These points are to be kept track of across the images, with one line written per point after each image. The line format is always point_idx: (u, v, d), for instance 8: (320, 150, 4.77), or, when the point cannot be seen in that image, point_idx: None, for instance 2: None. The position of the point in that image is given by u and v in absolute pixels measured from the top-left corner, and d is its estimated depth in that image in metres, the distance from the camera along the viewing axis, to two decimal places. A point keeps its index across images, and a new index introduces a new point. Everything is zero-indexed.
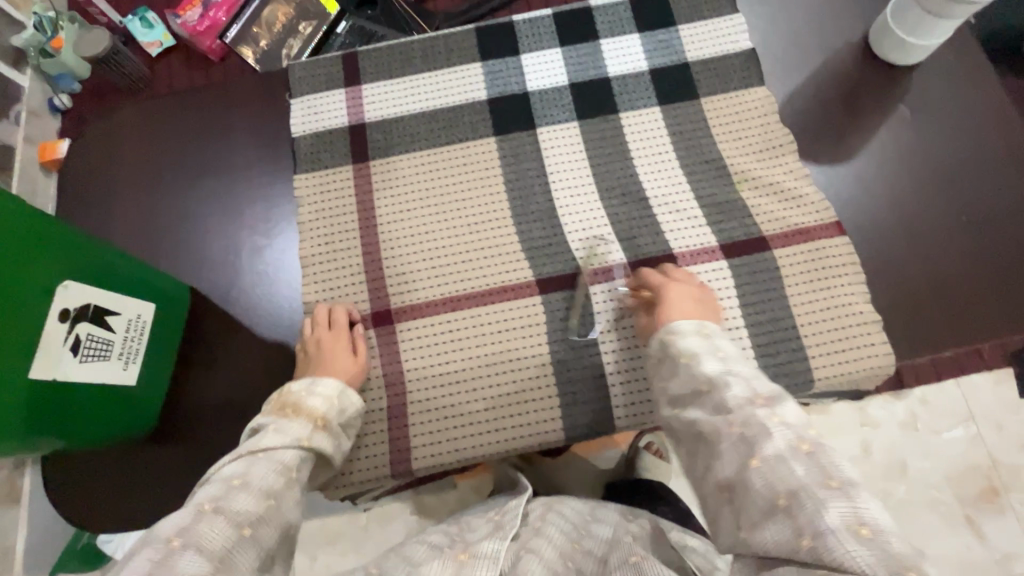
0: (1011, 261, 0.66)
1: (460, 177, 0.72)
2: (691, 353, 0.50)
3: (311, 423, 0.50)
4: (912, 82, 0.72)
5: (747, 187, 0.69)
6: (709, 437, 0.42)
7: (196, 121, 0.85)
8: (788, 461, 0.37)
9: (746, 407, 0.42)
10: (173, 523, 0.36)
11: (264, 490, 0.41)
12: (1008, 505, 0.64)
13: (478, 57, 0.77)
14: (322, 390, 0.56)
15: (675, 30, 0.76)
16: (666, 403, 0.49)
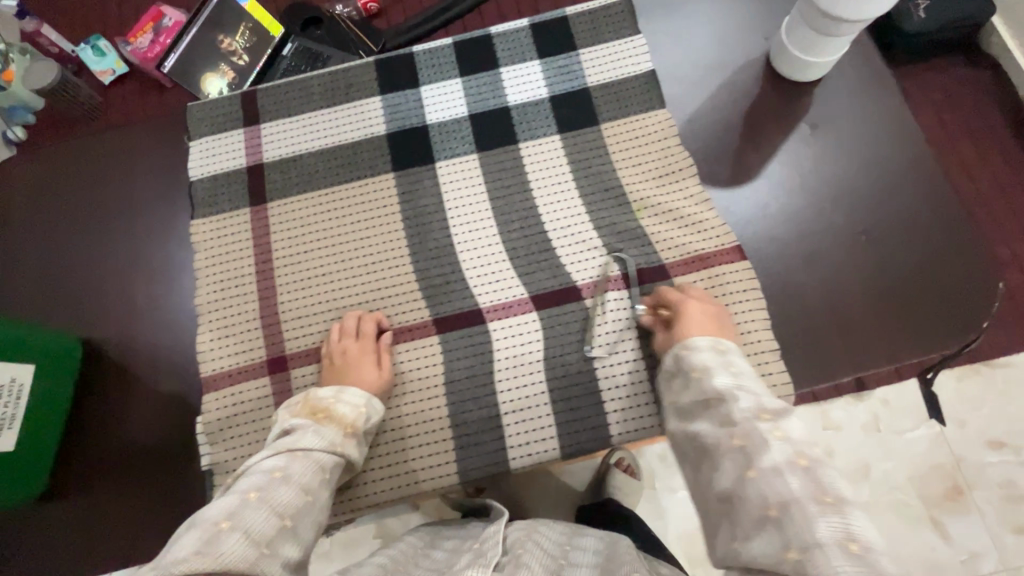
0: (908, 281, 0.64)
1: (359, 217, 0.70)
2: (703, 370, 0.50)
3: (342, 431, 0.54)
4: (813, 98, 0.71)
5: (646, 214, 0.68)
6: (712, 449, 0.44)
7: (96, 155, 0.78)
8: (782, 475, 0.39)
9: (749, 420, 0.43)
10: (219, 508, 0.40)
11: (303, 486, 0.46)
12: (976, 505, 0.75)
13: (378, 91, 0.76)
14: (348, 398, 0.57)
15: (576, 55, 0.75)
16: (675, 415, 0.51)
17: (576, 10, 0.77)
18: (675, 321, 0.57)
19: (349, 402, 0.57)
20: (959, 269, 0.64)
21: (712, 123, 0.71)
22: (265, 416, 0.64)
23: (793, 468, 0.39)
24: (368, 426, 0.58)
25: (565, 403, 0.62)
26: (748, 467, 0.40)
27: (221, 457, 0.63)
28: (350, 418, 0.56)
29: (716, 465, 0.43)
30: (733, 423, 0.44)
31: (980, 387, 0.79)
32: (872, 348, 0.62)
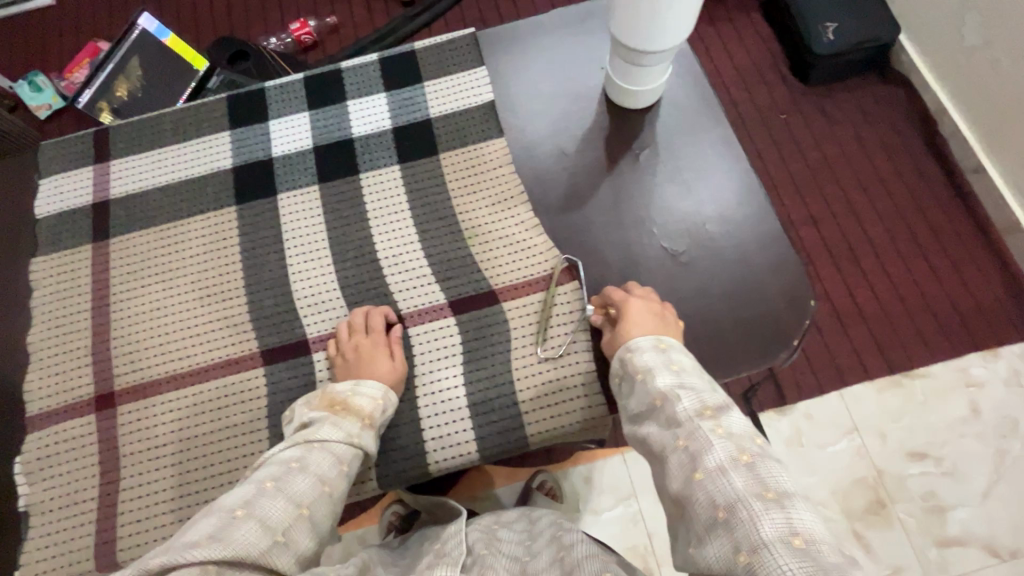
0: (724, 309, 0.64)
1: (199, 249, 0.71)
2: (645, 371, 0.53)
3: (360, 422, 0.56)
4: (644, 124, 0.73)
5: (476, 242, 0.70)
6: (659, 454, 0.47)
7: None
8: (727, 475, 0.42)
9: (693, 420, 0.47)
10: (239, 497, 0.46)
11: (320, 475, 0.50)
12: (892, 515, 0.94)
13: (228, 126, 0.77)
14: (366, 390, 0.58)
15: (421, 87, 0.77)
16: (627, 420, 0.53)
17: (424, 45, 0.80)
18: (620, 320, 0.59)
19: (369, 394, 0.59)
20: (779, 300, 0.64)
21: (549, 150, 0.73)
22: (86, 454, 0.63)
23: (738, 467, 0.42)
24: (383, 420, 0.59)
25: (386, 433, 0.63)
26: (695, 470, 0.43)
27: (38, 497, 0.62)
28: (368, 410, 0.58)
29: (665, 466, 0.46)
30: (676, 419, 0.48)
31: (891, 396, 1.01)
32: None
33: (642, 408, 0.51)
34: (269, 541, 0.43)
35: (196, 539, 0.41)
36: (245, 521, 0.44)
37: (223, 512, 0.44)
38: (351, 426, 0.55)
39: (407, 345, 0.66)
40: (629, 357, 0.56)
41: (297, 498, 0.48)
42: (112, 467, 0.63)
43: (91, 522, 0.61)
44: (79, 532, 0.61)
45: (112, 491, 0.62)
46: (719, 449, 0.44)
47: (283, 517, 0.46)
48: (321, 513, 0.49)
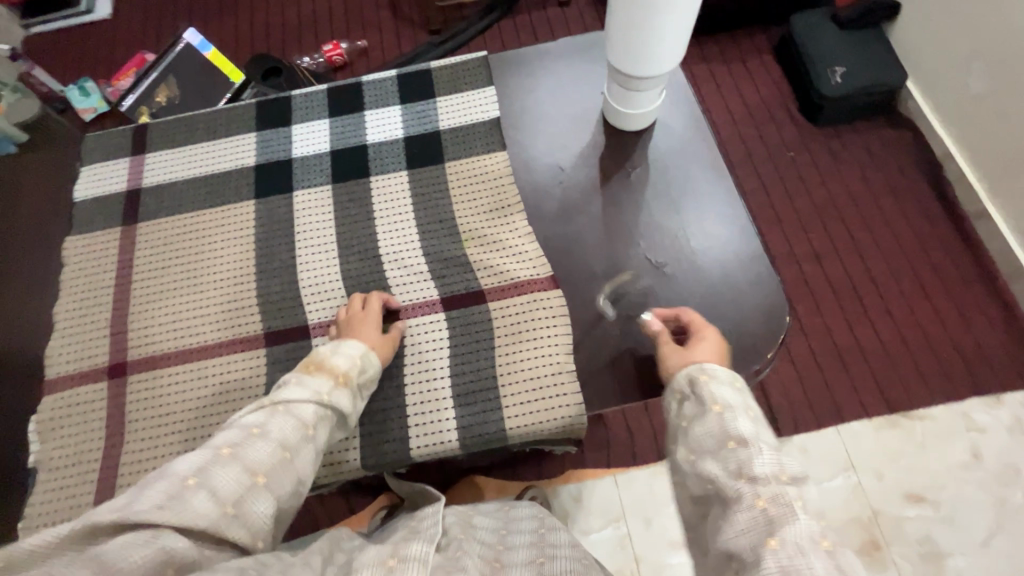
0: (704, 325, 0.67)
1: (217, 237, 0.77)
2: (726, 405, 0.50)
3: (331, 381, 0.56)
4: (638, 145, 0.78)
5: (472, 244, 0.74)
6: (727, 497, 0.44)
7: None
8: (809, 559, 0.38)
9: (773, 483, 0.43)
10: (191, 464, 0.43)
11: (281, 442, 0.48)
12: (886, 557, 0.93)
13: (254, 128, 0.84)
14: (347, 350, 0.61)
15: (433, 102, 0.84)
16: (687, 446, 0.50)
17: (439, 65, 0.87)
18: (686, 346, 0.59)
19: (347, 353, 0.60)
20: (758, 320, 0.67)
21: (547, 166, 0.78)
22: (95, 417, 0.68)
23: (821, 551, 0.39)
24: (359, 380, 0.60)
25: (373, 418, 0.66)
26: (771, 536, 0.40)
27: (47, 454, 0.67)
28: (343, 368, 0.59)
29: (732, 515, 0.43)
30: (749, 469, 0.44)
31: (888, 435, 1.02)
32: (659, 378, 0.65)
33: (710, 439, 0.48)
34: (248, 484, 0.44)
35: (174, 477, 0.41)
36: (224, 463, 0.44)
37: (173, 479, 0.41)
38: (325, 382, 0.56)
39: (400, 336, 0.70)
40: (705, 382, 0.52)
41: (281, 442, 0.48)
42: (117, 432, 0.67)
43: (93, 481, 0.65)
44: (81, 490, 0.65)
45: (115, 453, 0.66)
46: (804, 524, 0.40)
47: (264, 461, 0.46)
48: (304, 460, 0.49)
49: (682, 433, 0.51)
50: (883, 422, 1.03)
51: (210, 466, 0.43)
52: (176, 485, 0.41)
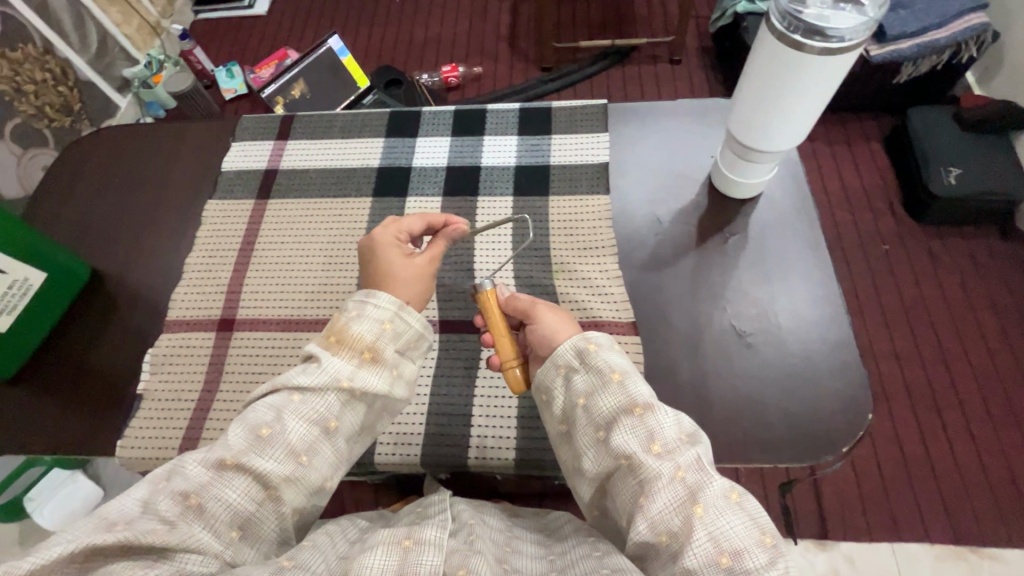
0: (776, 399, 0.67)
1: (333, 225, 0.85)
2: (622, 373, 0.58)
3: (354, 358, 0.57)
4: (739, 213, 0.80)
5: (561, 276, 0.77)
6: (650, 476, 0.52)
7: (156, 134, 0.99)
8: (726, 516, 0.49)
9: (681, 448, 0.53)
10: (196, 481, 0.50)
11: (293, 450, 0.53)
12: None
13: (384, 134, 0.93)
14: (373, 309, 0.59)
15: (548, 138, 0.89)
16: (593, 427, 0.57)
17: (560, 105, 0.92)
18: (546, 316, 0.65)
19: (371, 319, 0.58)
20: (836, 410, 0.66)
21: (643, 217, 0.81)
22: (200, 362, 0.76)
23: (731, 504, 0.50)
24: (393, 338, 0.59)
25: (437, 419, 0.70)
26: (697, 504, 0.50)
27: (152, 385, 0.75)
28: (369, 337, 0.58)
29: (655, 491, 0.51)
30: (660, 439, 0.53)
31: (941, 562, 1.12)
32: (721, 441, 0.65)
33: (615, 409, 0.56)
34: (263, 496, 0.51)
35: (181, 493, 0.49)
36: (232, 474, 0.51)
37: (180, 496, 0.49)
38: (348, 362, 0.56)
39: (477, 351, 0.74)
40: (595, 352, 0.60)
41: (291, 448, 0.53)
42: (214, 380, 0.74)
43: (186, 418, 0.72)
44: (174, 424, 0.72)
45: (209, 397, 0.73)
46: (718, 485, 0.51)
47: (273, 471, 0.51)
48: (321, 461, 0.54)
49: (584, 411, 0.58)
50: (934, 548, 1.13)
51: (218, 481, 0.50)
52: (184, 503, 0.49)
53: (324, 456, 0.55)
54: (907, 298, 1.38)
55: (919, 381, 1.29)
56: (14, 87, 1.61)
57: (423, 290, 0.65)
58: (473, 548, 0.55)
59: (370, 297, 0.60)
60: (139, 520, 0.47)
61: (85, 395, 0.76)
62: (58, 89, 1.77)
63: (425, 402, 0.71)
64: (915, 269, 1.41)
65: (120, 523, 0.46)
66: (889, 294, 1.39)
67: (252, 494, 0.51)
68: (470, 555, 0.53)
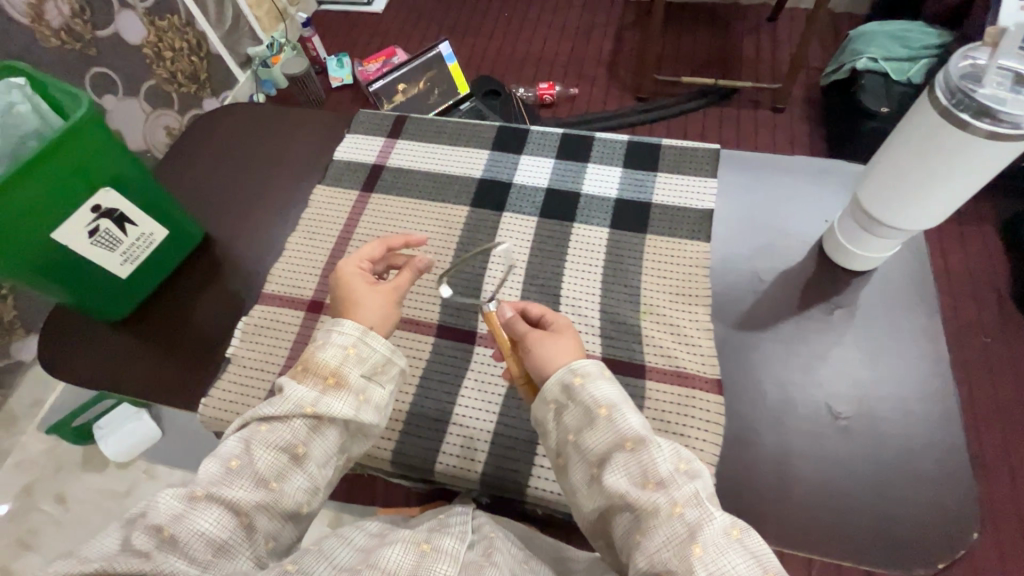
0: (856, 491, 0.63)
1: (429, 228, 0.87)
2: (611, 407, 0.57)
3: (319, 386, 0.61)
4: (846, 284, 0.75)
5: (648, 319, 0.75)
6: (648, 511, 0.52)
7: (277, 116, 1.05)
8: (727, 554, 0.49)
9: (677, 482, 0.53)
10: (170, 512, 0.53)
11: (262, 480, 0.57)
12: None
13: (489, 147, 0.94)
14: (339, 338, 0.63)
15: (654, 175, 0.87)
16: (590, 464, 0.56)
17: (671, 143, 0.91)
18: (550, 348, 0.62)
19: (335, 345, 0.63)
20: (925, 513, 0.62)
21: (743, 274, 0.78)
22: (285, 339, 0.79)
23: (732, 541, 0.49)
24: (354, 367, 0.62)
25: (503, 441, 0.69)
26: (695, 543, 0.49)
27: (239, 351, 0.79)
28: (333, 365, 0.61)
29: (655, 528, 0.51)
30: (654, 475, 0.53)
31: None
32: (784, 524, 0.62)
33: (606, 446, 0.56)
34: (236, 524, 0.55)
35: (157, 526, 0.53)
36: (206, 505, 0.55)
37: (152, 528, 0.53)
38: (312, 388, 0.60)
39: None
40: (582, 385, 0.58)
41: (261, 476, 0.57)
42: (295, 357, 0.77)
43: (264, 391, 0.75)
44: (253, 394, 0.75)
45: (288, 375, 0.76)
46: (716, 522, 0.50)
47: (246, 500, 0.56)
48: (292, 488, 0.58)
49: (575, 447, 0.58)
50: None
51: (190, 513, 0.54)
52: (158, 536, 0.52)
53: (296, 484, 0.59)
54: (1005, 401, 1.25)
55: (1005, 494, 1.17)
56: (156, 52, 1.75)
57: (387, 311, 0.69)
58: (489, 561, 0.57)
59: (335, 325, 0.64)
60: (118, 556, 0.51)
61: (181, 350, 0.81)
62: (191, 59, 1.92)
63: (491, 420, 0.70)
64: (1017, 370, 1.28)
65: (96, 559, 0.50)
66: (986, 391, 1.27)
67: (259, 480, 0.57)
68: (484, 566, 0.56)
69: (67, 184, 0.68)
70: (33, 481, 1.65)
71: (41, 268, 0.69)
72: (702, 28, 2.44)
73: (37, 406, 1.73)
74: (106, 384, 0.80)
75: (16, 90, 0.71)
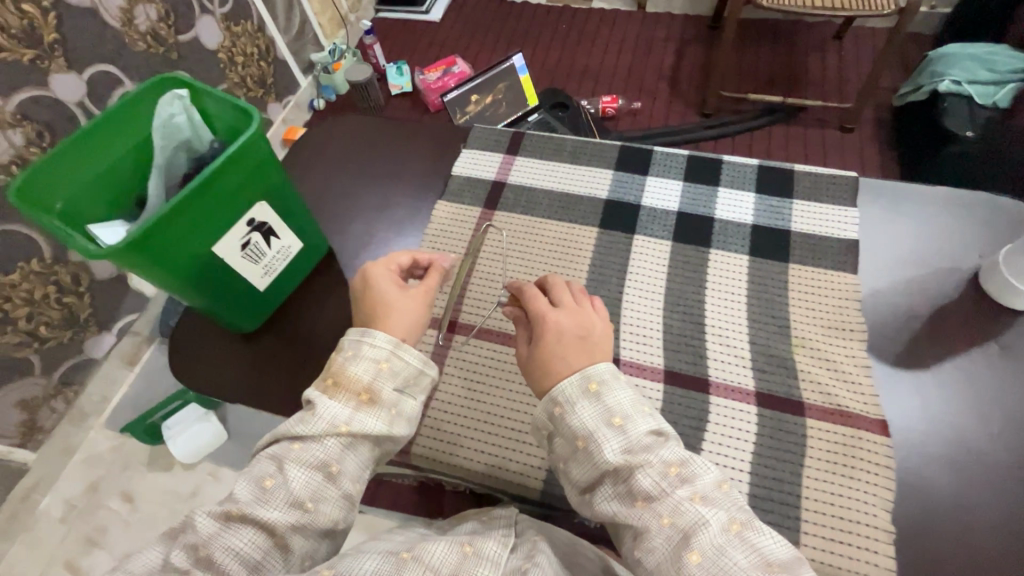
0: (998, 555, 0.60)
1: (558, 248, 0.85)
2: (588, 437, 0.59)
3: (353, 402, 0.63)
4: (1005, 324, 0.72)
5: (801, 352, 0.72)
6: (640, 524, 0.56)
7: (390, 128, 1.05)
8: (727, 549, 0.53)
9: (671, 496, 0.56)
10: (205, 530, 0.55)
11: (295, 501, 0.58)
12: None
13: (612, 167, 0.93)
14: (372, 352, 0.64)
15: (790, 202, 0.85)
16: (579, 488, 0.61)
17: (805, 170, 0.89)
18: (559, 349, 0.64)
19: (366, 359, 0.64)
20: None
21: (895, 309, 0.75)
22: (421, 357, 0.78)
23: (731, 536, 0.54)
24: (385, 381, 0.64)
25: None
26: (692, 550, 0.53)
27: None
28: (365, 382, 0.63)
29: (649, 538, 0.56)
30: (641, 492, 0.57)
31: None
32: None
33: (593, 477, 0.60)
34: (269, 544, 0.57)
35: (192, 544, 0.55)
36: (239, 524, 0.56)
37: (190, 547, 0.55)
38: (346, 406, 0.62)
39: (705, 410, 0.69)
40: (564, 415, 0.61)
41: (296, 497, 0.58)
42: None
43: None
44: None
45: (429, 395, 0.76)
46: (716, 522, 0.54)
47: (279, 520, 0.57)
48: (326, 505, 0.59)
49: (564, 473, 0.63)
50: None
51: (224, 532, 0.56)
52: (195, 555, 0.54)
53: (330, 500, 0.59)
54: None
55: None
56: (228, 58, 1.70)
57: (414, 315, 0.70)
58: (530, 564, 0.60)
59: (367, 336, 0.65)
60: (158, 574, 0.53)
61: (310, 365, 0.80)
62: (259, 64, 1.88)
63: None
64: None
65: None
66: None
67: (296, 500, 0.58)
68: (527, 568, 0.59)
69: (232, 199, 0.68)
70: (98, 479, 1.55)
71: (197, 280, 0.69)
72: (764, 45, 2.40)
73: (104, 403, 1.60)
74: (240, 398, 0.80)
75: (177, 102, 0.71)
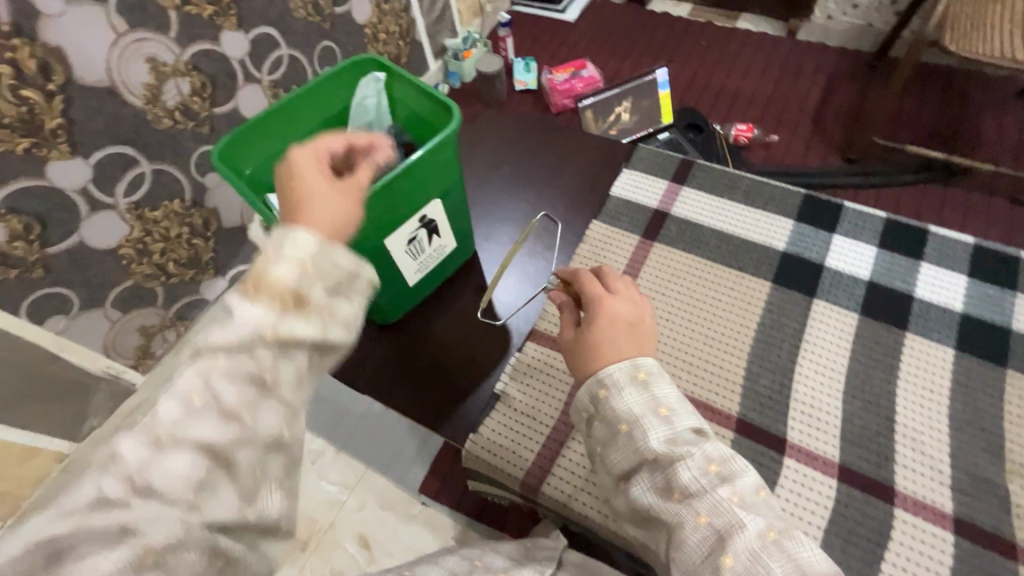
0: None
1: (725, 298, 0.77)
2: (632, 422, 0.54)
3: (275, 308, 0.45)
4: None
5: (1017, 481, 0.61)
6: (672, 522, 0.50)
7: (547, 135, 1.01)
8: (767, 558, 0.45)
9: (709, 492, 0.49)
10: None
11: None
12: None
13: (793, 217, 0.83)
14: (291, 248, 0.46)
15: (1012, 294, 0.73)
16: (613, 475, 0.55)
17: None
18: (605, 319, 0.59)
19: (292, 257, 0.46)
20: None
21: None
22: (559, 387, 0.73)
23: (768, 543, 0.46)
24: (319, 282, 0.46)
25: None
26: (726, 553, 0.46)
27: (509, 391, 0.73)
28: (288, 282, 0.45)
29: (682, 539, 0.49)
30: (679, 486, 0.50)
31: None
32: None
33: (628, 463, 0.53)
34: None
35: None
36: None
37: None
38: (267, 310, 0.44)
39: (887, 523, 0.59)
40: (607, 398, 0.55)
41: None
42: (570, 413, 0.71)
43: (536, 442, 0.69)
44: (523, 443, 0.69)
45: (563, 431, 0.69)
46: (751, 527, 0.47)
47: None
48: None
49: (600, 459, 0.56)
50: None
51: None
52: None
53: None
54: None
55: None
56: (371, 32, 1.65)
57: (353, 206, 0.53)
58: None
59: (285, 232, 0.47)
60: None
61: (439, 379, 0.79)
62: (398, 43, 1.90)
63: None
64: None
65: None
66: None
67: None
68: None
69: (413, 192, 0.68)
70: None
71: None
72: (929, 92, 2.16)
73: None
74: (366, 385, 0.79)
75: (373, 85, 0.72)
